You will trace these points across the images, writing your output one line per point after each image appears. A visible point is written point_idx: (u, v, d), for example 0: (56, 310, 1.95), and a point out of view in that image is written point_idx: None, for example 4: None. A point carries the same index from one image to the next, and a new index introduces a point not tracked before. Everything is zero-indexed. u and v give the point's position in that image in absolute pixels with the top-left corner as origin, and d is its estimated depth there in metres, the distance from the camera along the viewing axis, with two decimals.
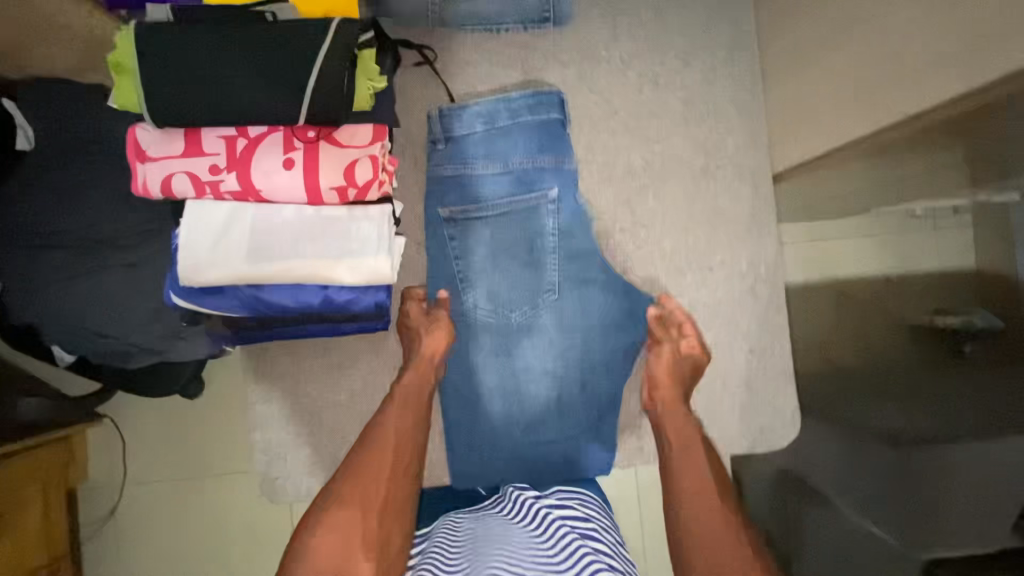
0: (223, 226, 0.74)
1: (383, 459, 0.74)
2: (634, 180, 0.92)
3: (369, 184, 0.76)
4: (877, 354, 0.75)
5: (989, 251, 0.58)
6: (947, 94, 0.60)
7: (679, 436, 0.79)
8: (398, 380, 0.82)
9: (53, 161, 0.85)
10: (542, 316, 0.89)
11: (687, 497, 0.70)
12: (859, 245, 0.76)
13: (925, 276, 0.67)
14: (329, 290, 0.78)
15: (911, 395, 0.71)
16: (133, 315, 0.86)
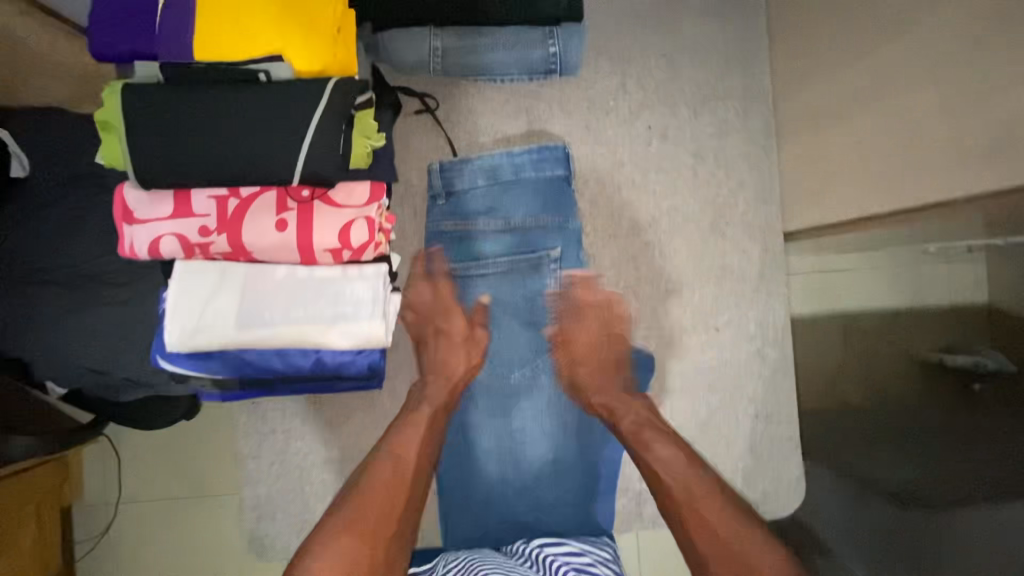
0: (212, 290, 0.71)
1: (394, 478, 0.69)
2: (640, 235, 0.89)
3: (364, 246, 0.74)
4: (888, 392, 0.75)
5: (1001, 287, 0.59)
6: (978, 187, 0.58)
7: (650, 433, 0.75)
8: (421, 395, 0.78)
9: (39, 207, 0.83)
10: (540, 377, 0.87)
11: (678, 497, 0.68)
12: (871, 289, 0.76)
13: (936, 311, 0.67)
14: (321, 354, 0.75)
15: (918, 434, 0.71)
16: (120, 368, 0.83)
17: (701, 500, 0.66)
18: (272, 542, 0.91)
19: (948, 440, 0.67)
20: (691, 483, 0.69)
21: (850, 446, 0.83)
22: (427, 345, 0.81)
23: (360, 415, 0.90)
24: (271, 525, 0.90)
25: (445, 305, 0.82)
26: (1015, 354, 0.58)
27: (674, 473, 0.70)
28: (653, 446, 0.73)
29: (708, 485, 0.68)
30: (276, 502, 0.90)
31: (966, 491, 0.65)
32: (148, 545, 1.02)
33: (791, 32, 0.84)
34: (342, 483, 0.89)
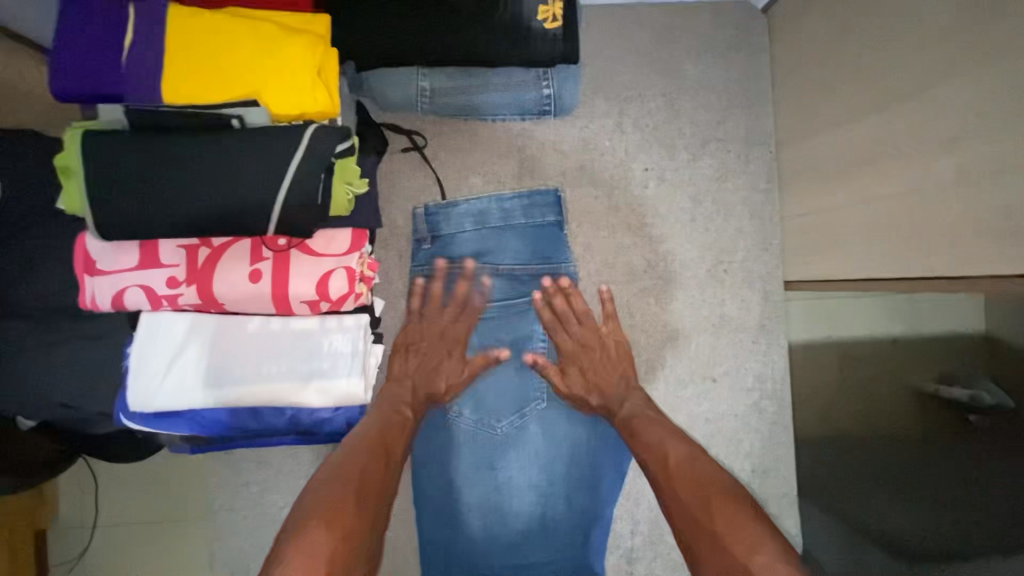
0: (180, 345, 0.67)
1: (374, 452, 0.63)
2: (635, 282, 0.86)
3: (343, 297, 0.70)
4: (875, 420, 0.76)
5: (997, 320, 0.65)
6: (991, 269, 0.56)
7: (638, 418, 0.73)
8: (400, 393, 0.74)
9: None
10: (528, 427, 0.83)
11: (674, 478, 0.61)
12: (865, 312, 0.79)
13: (929, 340, 0.72)
14: (296, 411, 0.71)
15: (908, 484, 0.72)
16: None
17: (674, 469, 0.62)
18: None
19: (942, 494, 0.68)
20: (669, 456, 0.64)
21: (848, 501, 0.80)
22: (421, 355, 0.78)
23: None
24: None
25: (455, 331, 0.80)
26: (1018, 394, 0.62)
27: (648, 451, 0.67)
28: (635, 428, 0.71)
29: (683, 455, 0.64)
30: (251, 554, 0.90)
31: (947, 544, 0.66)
32: None
33: (796, 76, 0.81)
34: None
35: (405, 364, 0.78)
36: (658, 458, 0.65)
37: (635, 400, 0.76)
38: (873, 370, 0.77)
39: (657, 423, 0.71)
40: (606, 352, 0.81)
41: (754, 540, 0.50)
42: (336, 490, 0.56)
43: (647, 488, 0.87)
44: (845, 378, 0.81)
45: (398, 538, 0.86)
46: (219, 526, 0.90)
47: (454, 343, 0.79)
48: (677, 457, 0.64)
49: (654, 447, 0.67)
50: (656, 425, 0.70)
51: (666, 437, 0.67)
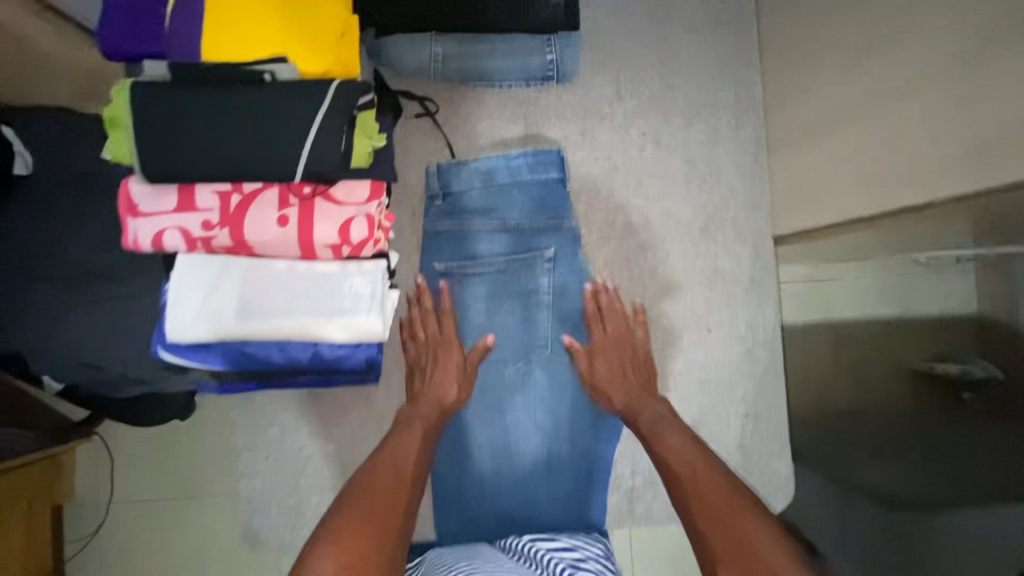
0: (214, 284, 0.73)
1: (387, 477, 0.69)
2: (634, 237, 0.91)
3: (363, 242, 0.75)
4: (875, 397, 0.76)
5: (991, 294, 0.60)
6: (955, 191, 0.61)
7: (659, 422, 0.77)
8: (409, 411, 0.79)
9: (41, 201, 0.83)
10: (533, 373, 0.88)
11: (690, 481, 0.67)
12: (856, 283, 0.78)
13: (925, 320, 0.68)
14: (319, 347, 0.77)
15: (909, 449, 0.72)
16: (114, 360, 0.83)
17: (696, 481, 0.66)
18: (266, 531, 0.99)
19: (941, 451, 0.67)
20: (690, 460, 0.70)
21: (845, 450, 0.82)
22: (424, 372, 0.82)
23: (356, 409, 0.98)
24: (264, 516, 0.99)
25: (448, 337, 0.84)
26: (1007, 367, 0.58)
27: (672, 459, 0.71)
28: (657, 434, 0.75)
29: (709, 470, 0.67)
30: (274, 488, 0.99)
31: (948, 497, 0.67)
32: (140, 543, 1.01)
33: (782, 47, 0.88)
34: None
35: (414, 388, 0.82)
36: (683, 462, 0.70)
37: (655, 407, 0.80)
38: (867, 346, 0.77)
39: (680, 430, 0.74)
40: (627, 358, 0.85)
41: (772, 549, 0.57)
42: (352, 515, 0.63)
43: None
44: (839, 358, 0.82)
45: None
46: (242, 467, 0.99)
47: (449, 351, 0.82)
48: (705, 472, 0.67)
49: (677, 459, 0.71)
50: (676, 429, 0.75)
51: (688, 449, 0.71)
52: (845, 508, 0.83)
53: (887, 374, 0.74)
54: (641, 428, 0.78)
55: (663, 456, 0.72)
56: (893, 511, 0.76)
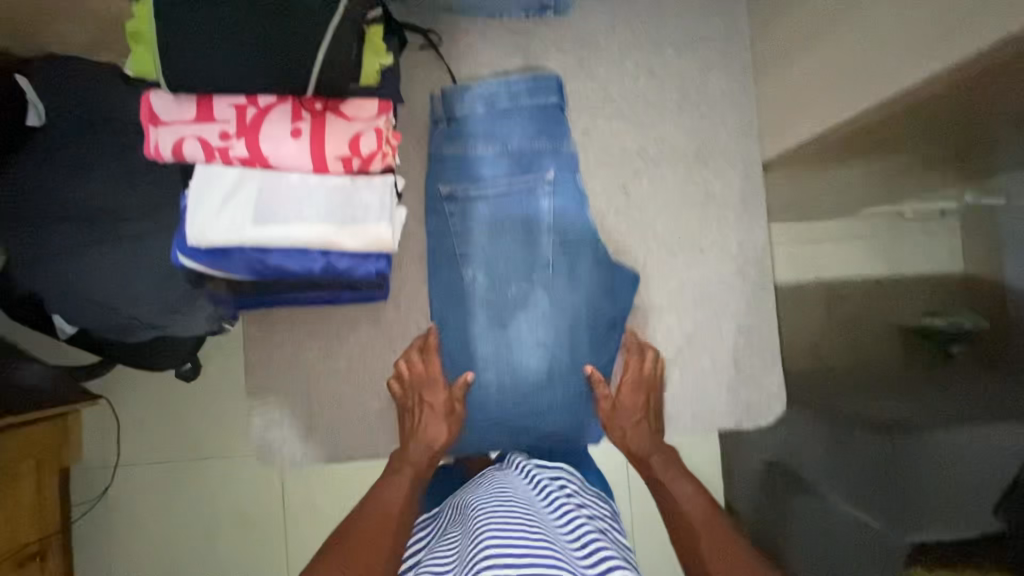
0: (234, 191, 0.76)
1: (387, 514, 0.73)
2: (628, 163, 0.94)
3: (372, 155, 0.79)
4: (867, 354, 0.85)
5: (976, 244, 0.71)
6: (920, 74, 0.65)
7: (667, 467, 0.82)
8: (401, 452, 0.83)
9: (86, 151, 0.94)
10: (535, 292, 0.91)
11: (702, 533, 0.73)
12: (850, 247, 0.87)
13: (919, 276, 0.79)
14: (330, 257, 0.80)
15: (892, 386, 0.82)
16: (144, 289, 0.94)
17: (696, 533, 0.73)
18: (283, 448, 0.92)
19: (924, 387, 0.78)
20: (698, 507, 0.76)
21: (834, 393, 0.93)
22: (413, 414, 0.86)
23: (366, 328, 0.92)
24: (279, 430, 0.92)
25: (435, 380, 0.88)
26: (991, 315, 0.69)
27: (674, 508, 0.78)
28: (669, 478, 0.81)
29: (715, 518, 0.74)
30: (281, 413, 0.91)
31: (941, 416, 0.76)
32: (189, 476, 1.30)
33: None
34: (346, 391, 0.92)
35: (405, 429, 0.87)
36: (696, 513, 0.76)
37: (661, 451, 0.85)
38: (856, 302, 0.87)
39: (682, 482, 0.80)
40: (644, 404, 0.89)
41: None
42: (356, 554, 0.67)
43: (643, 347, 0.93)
44: (832, 312, 0.91)
45: None
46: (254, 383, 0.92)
47: (435, 395, 0.87)
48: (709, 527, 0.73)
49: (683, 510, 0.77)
50: (685, 480, 0.81)
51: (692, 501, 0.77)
52: (839, 440, 0.90)
53: (879, 329, 0.84)
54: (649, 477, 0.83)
55: (673, 506, 0.78)
56: (883, 441, 0.83)
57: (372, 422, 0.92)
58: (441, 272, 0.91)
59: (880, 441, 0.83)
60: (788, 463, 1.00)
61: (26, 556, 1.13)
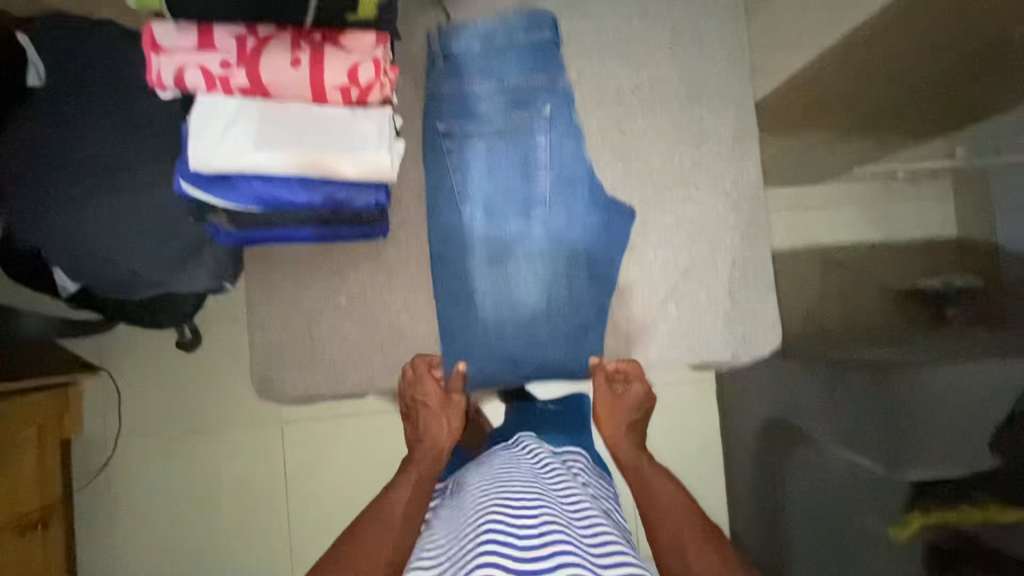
0: (236, 117, 0.77)
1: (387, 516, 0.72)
2: (622, 102, 0.95)
3: (370, 85, 0.80)
4: (863, 307, 0.99)
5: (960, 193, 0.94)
6: None
7: (648, 473, 0.82)
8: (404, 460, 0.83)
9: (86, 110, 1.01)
10: (533, 229, 0.92)
11: (686, 543, 0.70)
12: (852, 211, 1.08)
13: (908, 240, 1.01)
14: (329, 187, 0.81)
15: (881, 338, 0.94)
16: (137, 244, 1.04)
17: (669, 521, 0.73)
18: (283, 382, 0.93)
19: (916, 339, 0.90)
20: (685, 513, 0.74)
21: (843, 341, 1.00)
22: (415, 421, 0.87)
23: (367, 265, 0.93)
24: (281, 365, 0.93)
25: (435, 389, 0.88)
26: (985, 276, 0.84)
27: (654, 507, 0.77)
28: (655, 485, 0.80)
29: (701, 525, 0.72)
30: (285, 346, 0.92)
31: (929, 358, 0.85)
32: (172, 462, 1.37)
33: None
34: (347, 325, 0.92)
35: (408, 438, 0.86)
36: (681, 519, 0.73)
37: (648, 463, 0.84)
38: (848, 258, 1.05)
39: (662, 485, 0.80)
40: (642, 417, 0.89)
41: None
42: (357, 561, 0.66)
43: (639, 281, 0.95)
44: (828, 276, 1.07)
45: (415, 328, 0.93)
46: (256, 319, 0.93)
47: (434, 401, 0.88)
48: (684, 521, 0.73)
49: (662, 505, 0.76)
50: (668, 488, 0.79)
51: (669, 495, 0.77)
52: (835, 378, 0.98)
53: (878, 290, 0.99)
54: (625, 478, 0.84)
55: (659, 509, 0.76)
56: (878, 379, 0.90)
57: (373, 357, 0.93)
58: (439, 208, 0.92)
59: (876, 384, 0.90)
60: (788, 418, 1.06)
61: (28, 524, 1.21)
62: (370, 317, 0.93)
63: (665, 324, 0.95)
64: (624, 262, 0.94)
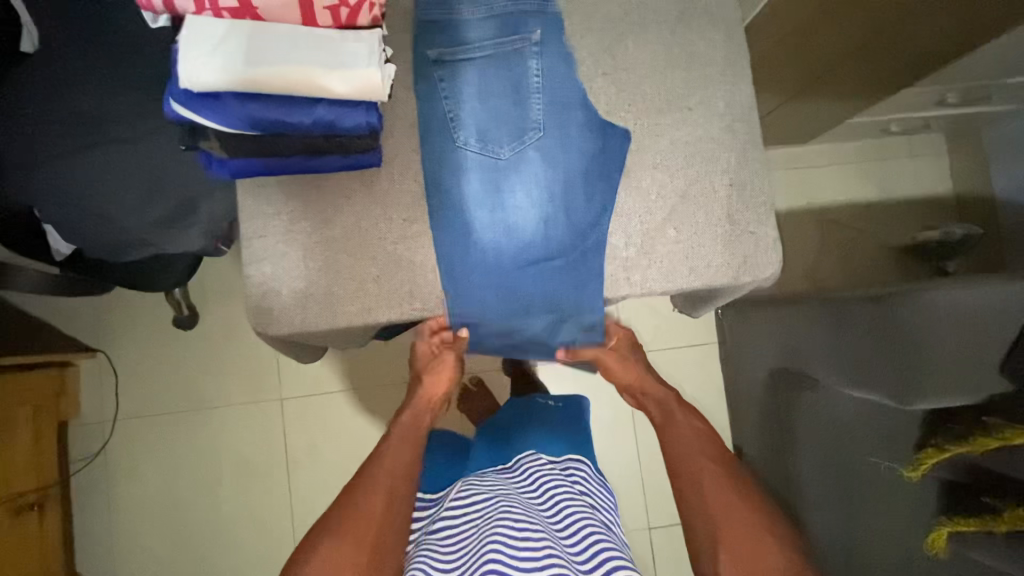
0: (222, 32, 0.76)
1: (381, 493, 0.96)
2: (613, 28, 0.95)
3: (360, 5, 0.79)
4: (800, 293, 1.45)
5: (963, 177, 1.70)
6: None
7: (670, 405, 1.14)
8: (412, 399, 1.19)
9: (98, 76, 1.10)
10: (527, 153, 0.92)
11: (713, 496, 0.93)
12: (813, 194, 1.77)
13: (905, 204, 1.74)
14: (320, 108, 0.80)
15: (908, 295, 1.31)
16: (144, 200, 1.12)
17: (691, 459, 1.00)
18: (278, 315, 0.91)
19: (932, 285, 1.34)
20: (704, 458, 1.00)
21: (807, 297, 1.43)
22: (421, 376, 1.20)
23: (360, 195, 0.92)
24: (277, 299, 0.91)
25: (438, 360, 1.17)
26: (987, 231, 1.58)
27: (688, 464, 1.00)
28: (684, 445, 1.03)
29: (711, 457, 1.00)
30: (283, 279, 0.92)
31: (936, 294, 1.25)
32: (231, 423, 1.66)
33: None
34: (343, 257, 0.91)
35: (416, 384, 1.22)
36: (693, 442, 1.03)
37: (665, 393, 1.17)
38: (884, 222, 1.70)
39: (691, 438, 1.04)
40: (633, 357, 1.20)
41: (755, 542, 0.87)
42: (357, 529, 0.91)
43: (637, 204, 0.93)
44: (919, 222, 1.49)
45: (412, 259, 0.92)
46: (253, 253, 0.92)
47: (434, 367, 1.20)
48: (706, 468, 0.98)
49: (691, 457, 1.00)
50: (685, 420, 1.09)
51: (693, 432, 1.06)
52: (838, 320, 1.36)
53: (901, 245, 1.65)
54: (654, 411, 1.15)
55: (681, 457, 1.01)
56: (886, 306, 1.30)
57: (369, 290, 0.91)
58: (432, 136, 0.92)
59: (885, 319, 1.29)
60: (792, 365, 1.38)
61: (24, 505, 1.45)
62: (367, 247, 0.91)
63: (666, 248, 0.93)
64: (621, 186, 0.94)
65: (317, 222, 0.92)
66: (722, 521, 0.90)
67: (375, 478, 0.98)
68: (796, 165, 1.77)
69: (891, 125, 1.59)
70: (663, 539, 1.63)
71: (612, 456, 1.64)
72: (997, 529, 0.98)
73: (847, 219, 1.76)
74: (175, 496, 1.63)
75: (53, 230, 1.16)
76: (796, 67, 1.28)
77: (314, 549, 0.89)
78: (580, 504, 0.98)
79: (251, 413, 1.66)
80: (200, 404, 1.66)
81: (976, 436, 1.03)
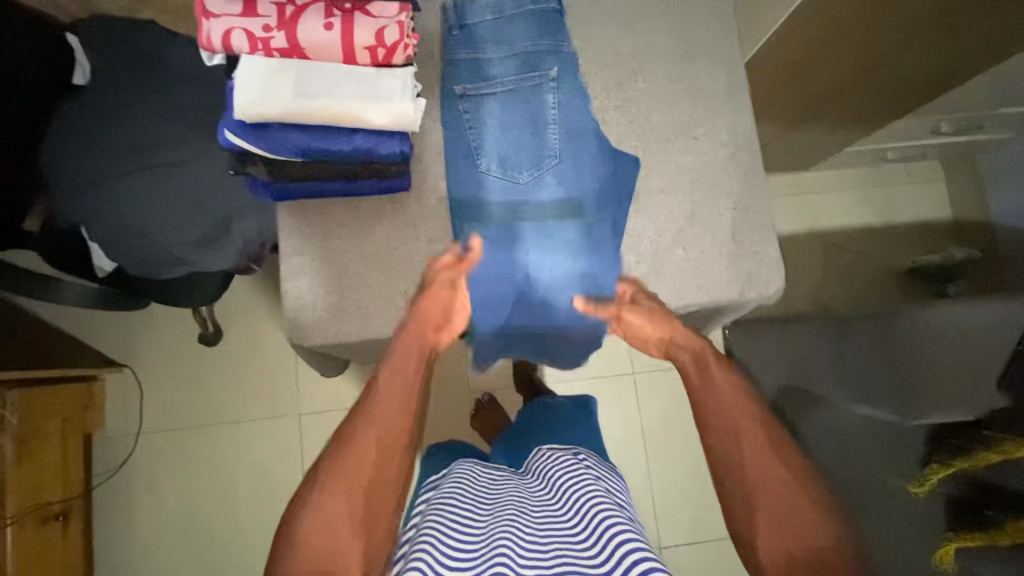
0: (274, 71, 0.84)
1: (368, 458, 0.76)
2: (623, 65, 1.04)
3: (396, 45, 0.85)
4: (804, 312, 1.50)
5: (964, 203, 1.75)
6: None
7: (702, 351, 0.89)
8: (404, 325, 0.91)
9: (153, 111, 1.21)
10: (546, 178, 1.00)
11: (751, 463, 0.77)
12: (816, 219, 1.82)
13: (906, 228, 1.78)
14: (357, 137, 0.88)
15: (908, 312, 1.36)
16: (184, 222, 1.20)
17: (729, 418, 0.81)
18: (312, 325, 0.98)
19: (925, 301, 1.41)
20: (743, 413, 0.82)
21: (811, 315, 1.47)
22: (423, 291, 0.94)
23: (390, 216, 1.00)
24: (312, 312, 0.98)
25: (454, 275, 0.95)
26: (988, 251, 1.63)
27: (722, 420, 0.82)
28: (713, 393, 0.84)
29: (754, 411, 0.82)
30: (317, 292, 0.98)
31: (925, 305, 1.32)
32: (250, 436, 1.70)
33: None
34: (373, 270, 0.98)
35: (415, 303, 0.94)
36: (728, 393, 0.84)
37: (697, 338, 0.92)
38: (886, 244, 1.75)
39: (728, 388, 0.84)
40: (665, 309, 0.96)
41: (795, 512, 0.73)
42: (347, 504, 0.73)
43: (646, 225, 1.01)
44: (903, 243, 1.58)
45: None
46: (290, 269, 0.99)
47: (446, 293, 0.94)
48: (747, 429, 0.80)
49: (729, 414, 0.82)
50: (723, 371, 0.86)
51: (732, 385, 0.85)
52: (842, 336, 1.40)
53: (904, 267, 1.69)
54: (682, 359, 0.91)
55: (715, 408, 0.83)
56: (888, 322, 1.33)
57: (397, 301, 0.98)
58: (457, 163, 1.00)
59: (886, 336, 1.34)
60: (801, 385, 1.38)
61: (51, 515, 1.49)
62: (396, 263, 0.99)
63: (675, 266, 1.00)
64: (631, 211, 1.01)
65: (349, 240, 0.99)
66: (757, 487, 0.75)
67: (352, 463, 0.75)
68: (798, 192, 1.84)
69: (888, 152, 1.64)
70: (676, 555, 1.63)
71: (625, 471, 1.66)
72: (1003, 542, 1.01)
73: (849, 242, 1.82)
74: (195, 506, 1.67)
75: (97, 246, 1.21)
76: (794, 97, 1.36)
77: (301, 509, 0.72)
78: (594, 487, 0.92)
79: (272, 424, 1.71)
80: (220, 416, 1.71)
81: (977, 451, 1.08)
